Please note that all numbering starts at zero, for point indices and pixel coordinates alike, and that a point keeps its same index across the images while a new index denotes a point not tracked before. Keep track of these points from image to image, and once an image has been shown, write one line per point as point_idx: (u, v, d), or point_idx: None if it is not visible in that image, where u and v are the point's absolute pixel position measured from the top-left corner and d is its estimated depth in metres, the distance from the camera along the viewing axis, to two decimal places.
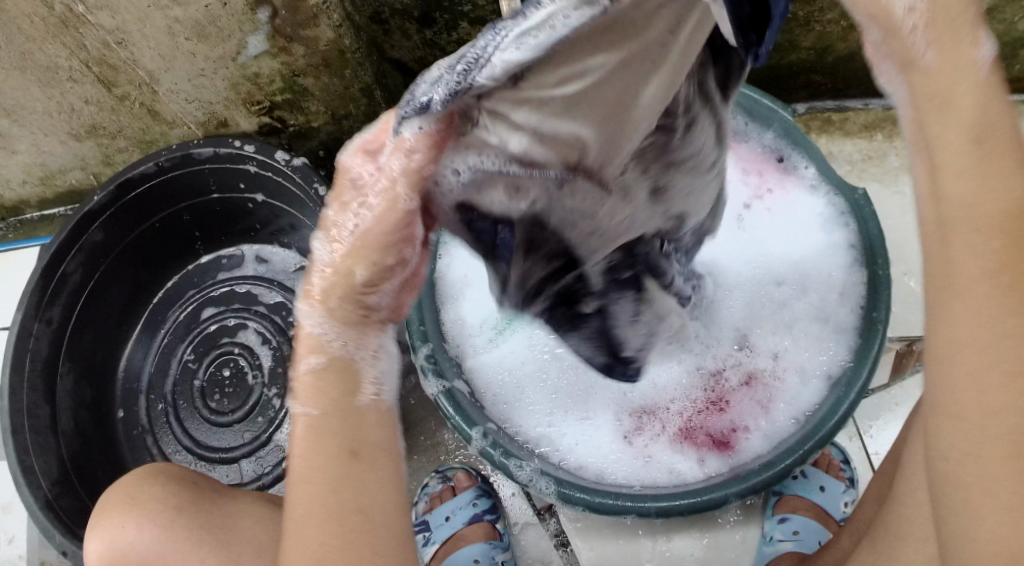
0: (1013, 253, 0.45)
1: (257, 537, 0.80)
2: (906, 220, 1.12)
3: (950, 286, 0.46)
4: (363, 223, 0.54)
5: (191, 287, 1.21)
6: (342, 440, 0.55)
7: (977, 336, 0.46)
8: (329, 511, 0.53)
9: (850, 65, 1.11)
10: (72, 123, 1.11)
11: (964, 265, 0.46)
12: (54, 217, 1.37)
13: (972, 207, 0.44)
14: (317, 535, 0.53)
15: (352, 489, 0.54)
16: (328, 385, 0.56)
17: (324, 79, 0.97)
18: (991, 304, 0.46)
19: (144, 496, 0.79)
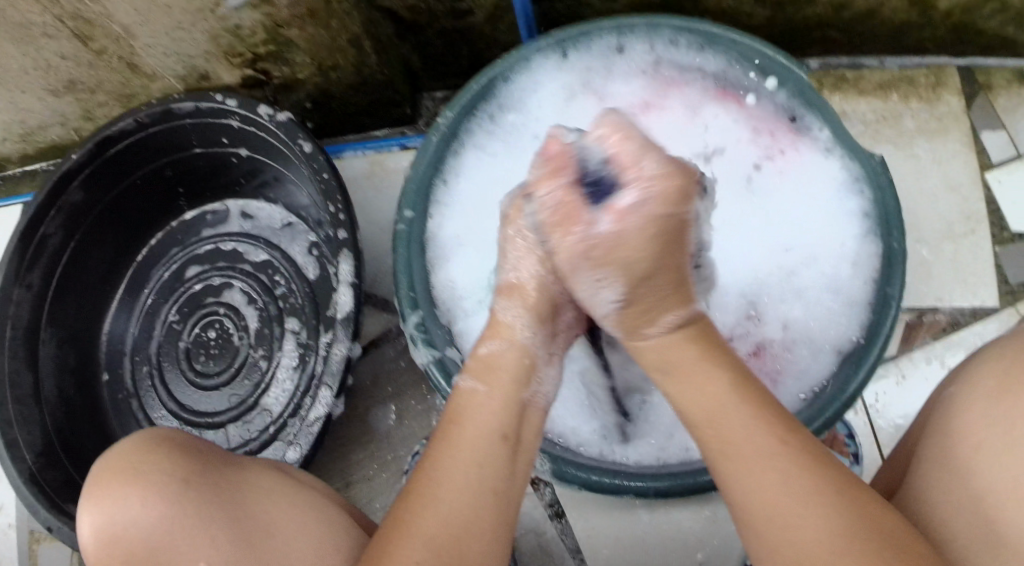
0: (777, 436, 0.57)
1: (271, 512, 0.68)
2: (921, 184, 1.07)
3: (747, 484, 0.56)
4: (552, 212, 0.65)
5: (174, 245, 1.14)
6: (497, 426, 0.61)
7: (784, 519, 0.54)
8: (468, 485, 0.58)
9: (867, 22, 1.06)
10: (49, 80, 1.06)
11: (739, 458, 0.57)
12: (36, 172, 1.31)
13: (717, 416, 0.59)
14: (453, 503, 0.57)
15: (491, 472, 0.59)
16: (513, 370, 0.65)
17: (310, 30, 0.91)
18: (779, 458, 0.56)
19: (146, 466, 0.66)
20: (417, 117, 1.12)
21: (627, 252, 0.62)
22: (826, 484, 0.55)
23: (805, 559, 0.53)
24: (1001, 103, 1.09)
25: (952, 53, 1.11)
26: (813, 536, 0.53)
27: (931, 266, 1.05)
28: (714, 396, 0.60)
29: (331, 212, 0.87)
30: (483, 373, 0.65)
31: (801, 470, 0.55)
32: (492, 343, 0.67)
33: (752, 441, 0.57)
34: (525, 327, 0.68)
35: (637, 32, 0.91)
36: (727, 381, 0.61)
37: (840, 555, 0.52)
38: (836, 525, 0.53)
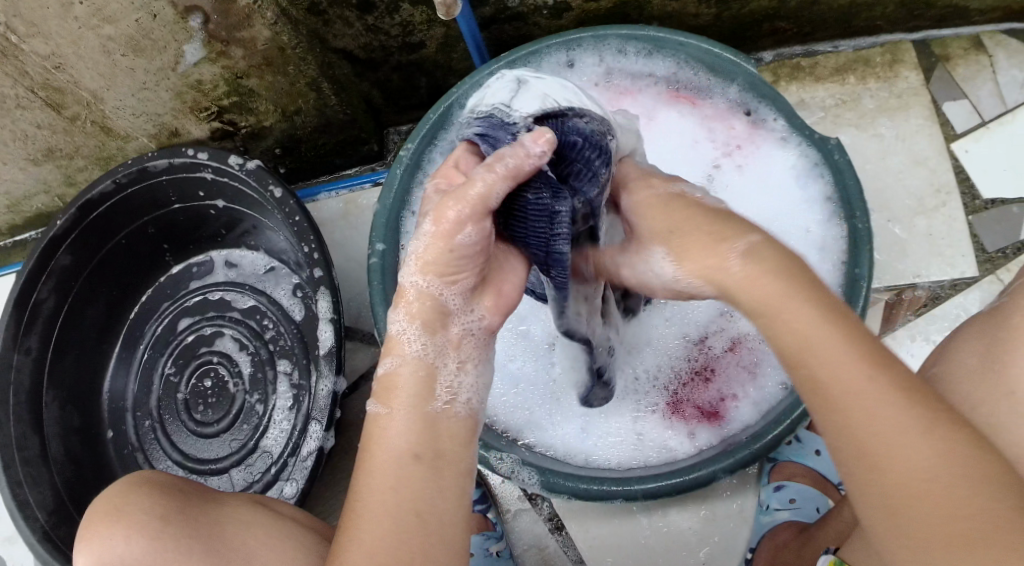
0: (869, 369, 0.54)
1: (250, 545, 0.73)
2: (887, 163, 1.08)
3: (842, 425, 0.54)
4: (430, 246, 0.63)
5: (164, 299, 1.16)
6: (408, 444, 0.61)
7: (859, 408, 0.54)
8: (389, 508, 0.59)
9: (815, 7, 1.07)
10: (28, 149, 1.09)
11: (837, 396, 0.54)
12: (26, 242, 1.33)
13: (808, 350, 0.55)
14: (374, 529, 0.58)
15: (411, 493, 0.59)
16: (413, 387, 0.63)
17: (269, 78, 0.94)
18: (844, 343, 0.55)
19: (129, 508, 0.72)
20: (385, 152, 1.14)
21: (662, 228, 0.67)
22: (922, 420, 0.53)
23: (900, 495, 0.53)
24: (960, 72, 1.10)
25: (906, 29, 1.12)
26: (911, 475, 0.52)
27: (906, 243, 1.06)
28: (803, 326, 0.56)
29: (306, 252, 0.90)
30: (384, 394, 0.64)
31: (900, 408, 0.53)
32: (387, 361, 0.65)
33: (850, 377, 0.54)
34: (416, 339, 0.64)
35: (585, 45, 0.94)
36: (820, 308, 0.56)
37: (938, 493, 0.52)
38: (933, 464, 0.52)
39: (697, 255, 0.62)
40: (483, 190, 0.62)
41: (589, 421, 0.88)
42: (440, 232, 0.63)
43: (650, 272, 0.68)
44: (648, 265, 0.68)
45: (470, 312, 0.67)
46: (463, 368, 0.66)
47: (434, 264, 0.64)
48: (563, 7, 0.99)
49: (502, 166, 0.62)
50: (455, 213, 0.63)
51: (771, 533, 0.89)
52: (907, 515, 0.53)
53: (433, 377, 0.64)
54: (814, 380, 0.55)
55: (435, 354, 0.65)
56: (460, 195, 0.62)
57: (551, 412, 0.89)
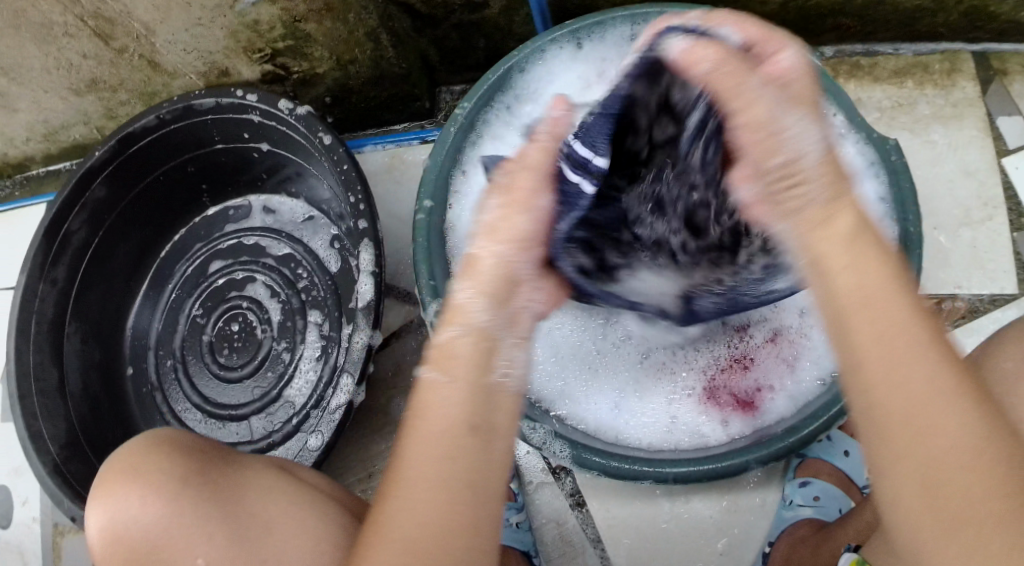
0: (929, 333, 0.53)
1: (269, 511, 0.70)
2: (936, 171, 1.07)
3: (892, 386, 0.53)
4: (500, 209, 0.65)
5: (197, 240, 1.15)
6: (467, 416, 0.58)
7: (904, 367, 0.53)
8: (445, 478, 0.57)
9: (881, 7, 1.06)
10: (71, 79, 1.08)
11: (892, 355, 0.53)
12: (60, 172, 1.33)
13: (871, 304, 0.53)
14: (424, 495, 0.56)
15: (463, 464, 0.57)
16: (470, 357, 0.60)
17: (327, 24, 0.93)
18: (903, 304, 0.54)
19: (146, 467, 0.70)
20: (436, 110, 1.13)
21: (804, 103, 0.57)
22: (969, 391, 0.53)
23: (938, 464, 0.52)
24: (1016, 88, 1.09)
25: (966, 39, 1.11)
26: (955, 445, 0.51)
27: (949, 252, 1.04)
28: (868, 276, 0.54)
29: (351, 202, 0.89)
30: (440, 362, 0.60)
31: (951, 373, 0.53)
32: (450, 328, 0.61)
33: (909, 336, 0.53)
34: (481, 309, 0.61)
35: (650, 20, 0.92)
36: (889, 266, 0.54)
37: (978, 467, 0.51)
38: (979, 435, 0.52)
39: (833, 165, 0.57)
40: (542, 157, 0.68)
41: (622, 398, 0.88)
42: (514, 196, 0.65)
43: (801, 143, 0.55)
44: (800, 139, 0.55)
45: (532, 288, 0.66)
46: (520, 344, 0.63)
47: (502, 230, 0.64)
48: None
49: (544, 135, 0.69)
50: (528, 180, 0.66)
51: (790, 528, 0.88)
52: (943, 486, 0.51)
53: (492, 350, 0.61)
54: (865, 335, 0.53)
55: (499, 326, 0.62)
56: (527, 168, 0.67)
57: (586, 386, 0.89)
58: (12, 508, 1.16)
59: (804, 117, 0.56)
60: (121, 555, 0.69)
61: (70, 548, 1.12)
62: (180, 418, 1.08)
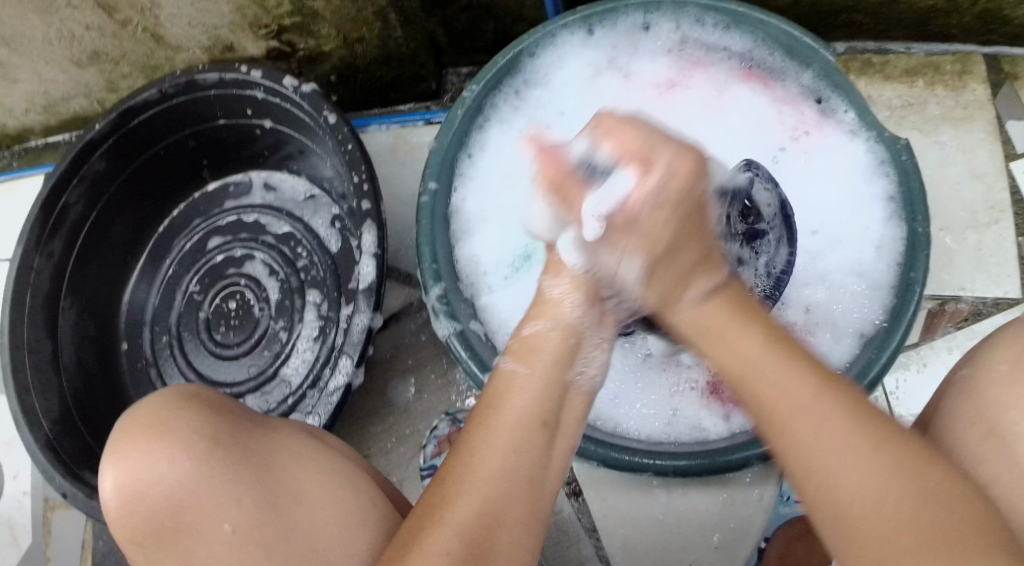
0: (810, 387, 0.57)
1: (299, 479, 0.67)
2: (944, 172, 1.06)
3: (785, 448, 0.57)
4: None
5: (196, 216, 1.14)
6: (541, 411, 0.62)
7: (800, 419, 0.56)
8: (507, 469, 0.59)
9: (894, 5, 1.05)
10: (73, 50, 1.06)
11: (784, 410, 0.57)
12: (59, 144, 1.31)
13: (748, 375, 0.59)
14: (484, 482, 0.58)
15: (532, 459, 0.60)
16: (554, 353, 0.65)
17: (336, 2, 0.91)
18: (784, 362, 0.58)
19: (175, 424, 0.66)
20: (442, 92, 1.11)
21: (643, 236, 0.65)
22: (862, 432, 0.55)
23: (842, 512, 0.54)
24: None
25: (978, 41, 1.10)
26: (856, 492, 0.53)
27: (954, 254, 1.04)
28: (742, 348, 0.60)
29: (354, 181, 0.88)
30: (524, 355, 0.65)
31: (840, 418, 0.55)
32: (539, 323, 0.67)
33: (795, 392, 0.57)
34: (574, 306, 0.68)
35: (664, 9, 0.93)
36: (764, 337, 0.60)
37: (883, 510, 0.52)
38: (880, 482, 0.53)
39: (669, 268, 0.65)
40: None
41: (623, 389, 0.87)
42: None
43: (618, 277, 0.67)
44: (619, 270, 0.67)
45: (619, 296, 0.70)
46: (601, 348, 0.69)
47: None
48: None
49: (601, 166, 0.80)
50: None
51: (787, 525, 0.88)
52: (854, 529, 0.53)
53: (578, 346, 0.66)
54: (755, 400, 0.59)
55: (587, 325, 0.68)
56: None
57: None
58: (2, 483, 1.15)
59: (641, 270, 0.65)
60: (140, 516, 0.64)
61: (60, 524, 1.11)
62: None
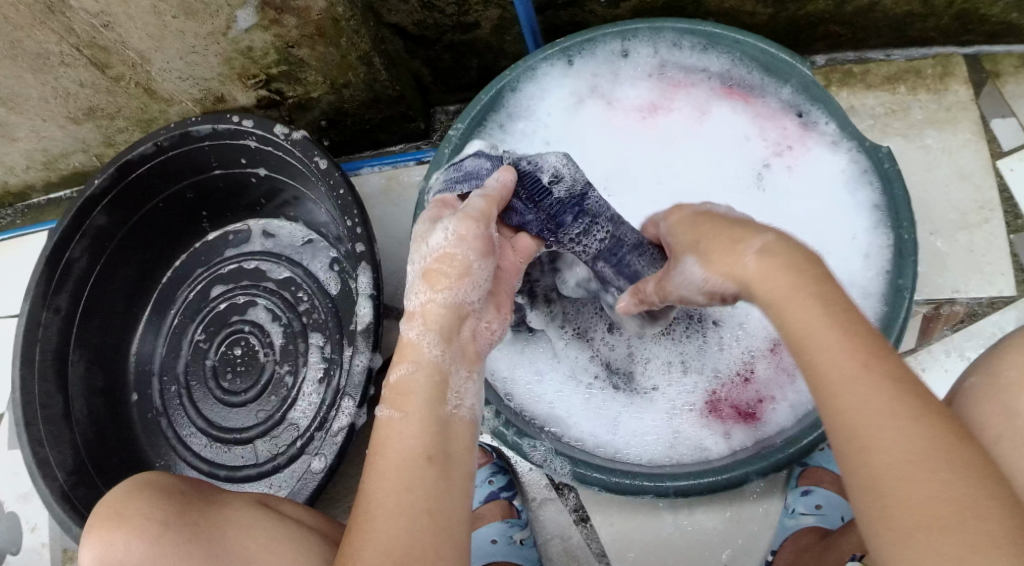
0: (861, 359, 0.56)
1: (248, 548, 0.73)
2: (932, 175, 1.07)
3: (830, 411, 0.56)
4: (471, 248, 0.68)
5: (199, 266, 1.16)
6: (425, 446, 0.60)
7: (843, 379, 0.55)
8: (404, 508, 0.58)
9: (871, 15, 1.06)
10: (69, 108, 1.08)
11: (834, 373, 0.56)
12: (61, 200, 1.34)
13: (807, 337, 0.57)
14: (386, 525, 0.57)
15: (423, 492, 0.58)
16: (424, 391, 0.63)
17: (320, 48, 0.94)
18: (825, 317, 0.57)
19: (131, 512, 0.73)
20: (432, 131, 1.14)
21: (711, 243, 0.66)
22: (907, 403, 0.54)
23: (881, 480, 0.53)
24: (1009, 90, 1.09)
25: (958, 42, 1.11)
26: (891, 454, 0.53)
27: (947, 257, 1.04)
28: (806, 312, 0.58)
29: (347, 226, 0.90)
30: (397, 401, 0.63)
31: (886, 389, 0.55)
32: (401, 367, 0.65)
33: (842, 356, 0.56)
34: (432, 344, 0.65)
35: (640, 36, 0.94)
36: (819, 296, 0.58)
37: (920, 479, 0.52)
38: (916, 451, 0.53)
39: (715, 259, 0.64)
40: (483, 204, 0.70)
41: (620, 416, 0.90)
42: (462, 236, 0.68)
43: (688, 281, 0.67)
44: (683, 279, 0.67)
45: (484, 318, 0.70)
46: (472, 377, 0.66)
47: (445, 278, 0.67)
48: None
49: (494, 191, 0.71)
50: (473, 231, 0.69)
51: (794, 537, 0.89)
52: (890, 493, 0.53)
53: (446, 379, 0.64)
54: (810, 363, 0.57)
55: (451, 360, 0.65)
56: (469, 209, 0.70)
57: (571, 412, 0.91)
58: (20, 535, 1.16)
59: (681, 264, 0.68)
60: None
61: None
62: (185, 443, 1.08)
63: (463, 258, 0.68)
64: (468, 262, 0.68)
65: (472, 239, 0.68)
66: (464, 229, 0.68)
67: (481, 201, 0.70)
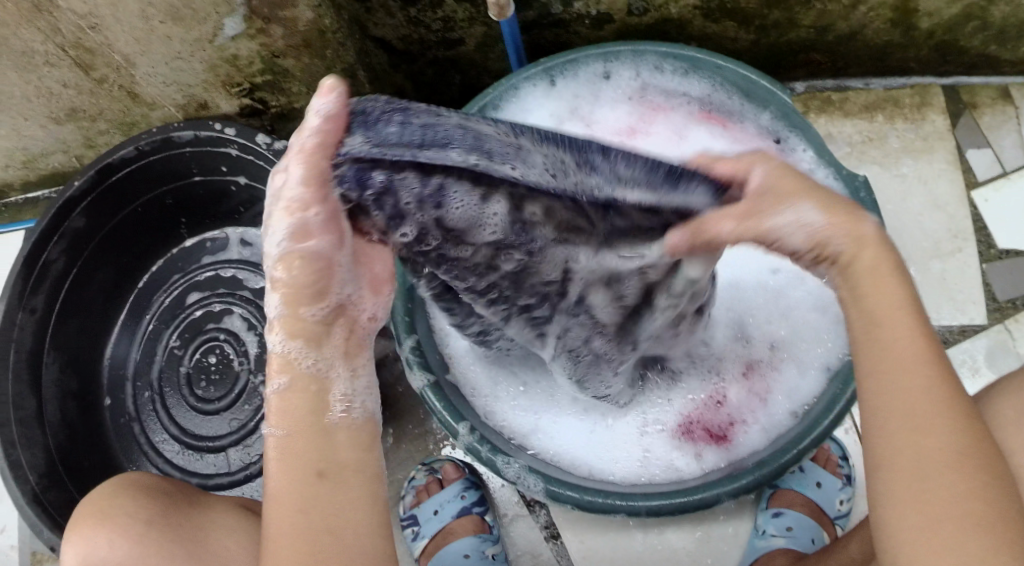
0: (933, 347, 0.57)
1: (230, 550, 0.73)
2: (907, 204, 1.09)
3: (893, 391, 0.57)
4: (299, 235, 0.56)
5: (176, 272, 1.17)
6: (312, 462, 0.59)
7: (905, 371, 0.56)
8: (302, 529, 0.58)
9: (852, 44, 1.07)
10: (51, 107, 1.08)
11: (900, 362, 0.57)
12: (39, 200, 1.33)
13: (888, 319, 0.58)
14: (284, 546, 0.57)
15: (319, 510, 0.58)
16: (306, 406, 0.60)
17: (305, 60, 0.94)
18: (905, 309, 0.58)
19: (114, 511, 0.72)
20: None
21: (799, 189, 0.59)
22: (960, 403, 0.56)
23: (919, 469, 0.55)
24: (986, 121, 1.11)
25: (937, 73, 1.12)
26: (940, 450, 0.55)
27: (919, 284, 1.06)
28: (894, 295, 0.58)
29: None
30: (283, 417, 0.60)
31: (947, 388, 0.56)
32: (275, 381, 0.60)
33: (915, 346, 0.57)
34: (302, 354, 0.60)
35: (622, 58, 0.94)
36: (907, 288, 0.59)
37: (957, 475, 0.55)
38: (963, 447, 0.55)
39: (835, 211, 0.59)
40: (303, 173, 0.54)
41: (597, 433, 0.91)
42: (297, 229, 0.56)
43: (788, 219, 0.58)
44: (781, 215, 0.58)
45: (366, 301, 0.62)
46: (355, 374, 0.62)
47: (292, 280, 0.58)
48: (606, 19, 1.00)
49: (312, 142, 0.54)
50: (314, 215, 0.55)
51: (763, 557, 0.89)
52: (922, 486, 0.55)
53: (321, 390, 0.60)
54: (879, 346, 0.57)
55: (327, 368, 0.61)
56: (289, 184, 0.55)
57: (547, 430, 0.91)
58: None
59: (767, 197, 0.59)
60: None
61: None
62: (157, 449, 1.08)
63: (309, 252, 0.56)
64: (315, 253, 0.57)
65: (302, 220, 0.55)
66: (292, 202, 0.55)
67: (297, 170, 0.54)
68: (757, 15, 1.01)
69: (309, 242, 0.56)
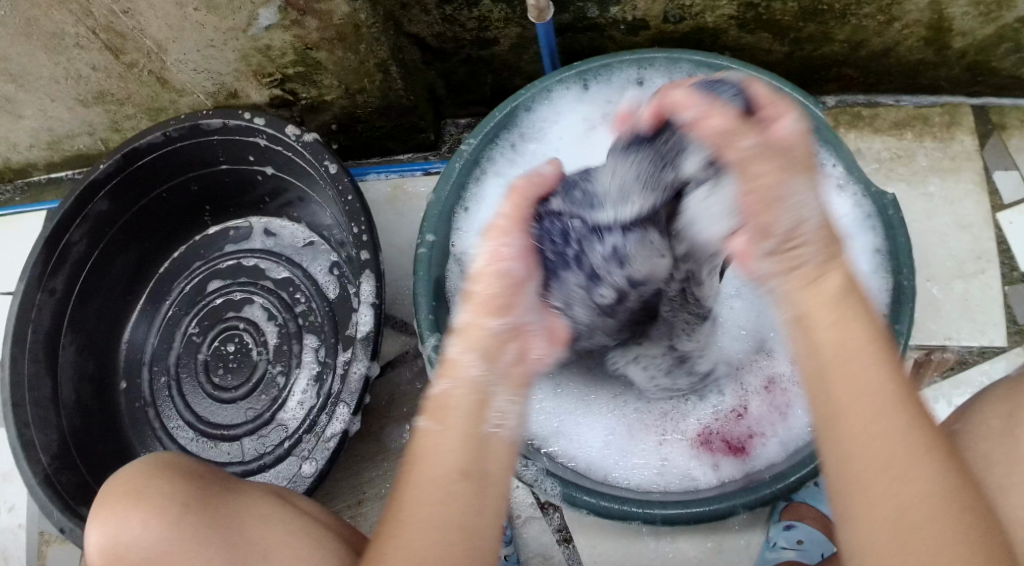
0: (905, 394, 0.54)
1: (267, 539, 0.72)
2: (932, 223, 1.08)
3: (863, 435, 0.52)
4: (495, 269, 0.65)
5: (197, 259, 1.16)
6: (462, 461, 0.57)
7: (877, 413, 0.53)
8: (439, 526, 0.55)
9: (884, 60, 1.07)
10: (79, 89, 1.08)
11: (869, 403, 0.53)
12: (61, 180, 1.33)
13: (843, 362, 0.54)
14: (419, 541, 0.54)
15: (459, 510, 0.56)
16: (466, 408, 0.59)
17: (338, 53, 0.94)
18: (870, 353, 0.54)
19: (149, 491, 0.72)
20: (440, 142, 1.15)
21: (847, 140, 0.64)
22: (938, 449, 0.52)
23: (900, 522, 0.50)
24: (1014, 143, 1.10)
25: (966, 92, 1.12)
26: (921, 498, 0.50)
27: (941, 304, 1.05)
28: (843, 332, 0.55)
29: (354, 232, 0.90)
30: (439, 414, 0.59)
31: (924, 435, 0.52)
32: (444, 382, 0.61)
33: (879, 390, 0.53)
34: (475, 363, 0.61)
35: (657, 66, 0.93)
36: (867, 326, 0.55)
37: (946, 526, 0.50)
38: (945, 494, 0.51)
39: None
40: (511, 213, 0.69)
41: (618, 438, 0.91)
42: (492, 255, 0.66)
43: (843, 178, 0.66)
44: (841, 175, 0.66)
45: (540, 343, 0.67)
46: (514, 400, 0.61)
47: (482, 303, 0.64)
48: (641, 24, 1.00)
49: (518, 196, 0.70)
50: (508, 247, 0.67)
51: None
52: (910, 540, 0.50)
53: (486, 400, 0.60)
54: (842, 388, 0.54)
55: (490, 381, 0.61)
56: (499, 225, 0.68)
57: (568, 435, 0.91)
58: None
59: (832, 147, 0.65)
60: None
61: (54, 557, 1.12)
62: (170, 435, 1.08)
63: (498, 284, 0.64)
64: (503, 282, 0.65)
65: (501, 253, 0.66)
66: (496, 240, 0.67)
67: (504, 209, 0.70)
68: (791, 27, 1.00)
69: (502, 265, 0.66)
